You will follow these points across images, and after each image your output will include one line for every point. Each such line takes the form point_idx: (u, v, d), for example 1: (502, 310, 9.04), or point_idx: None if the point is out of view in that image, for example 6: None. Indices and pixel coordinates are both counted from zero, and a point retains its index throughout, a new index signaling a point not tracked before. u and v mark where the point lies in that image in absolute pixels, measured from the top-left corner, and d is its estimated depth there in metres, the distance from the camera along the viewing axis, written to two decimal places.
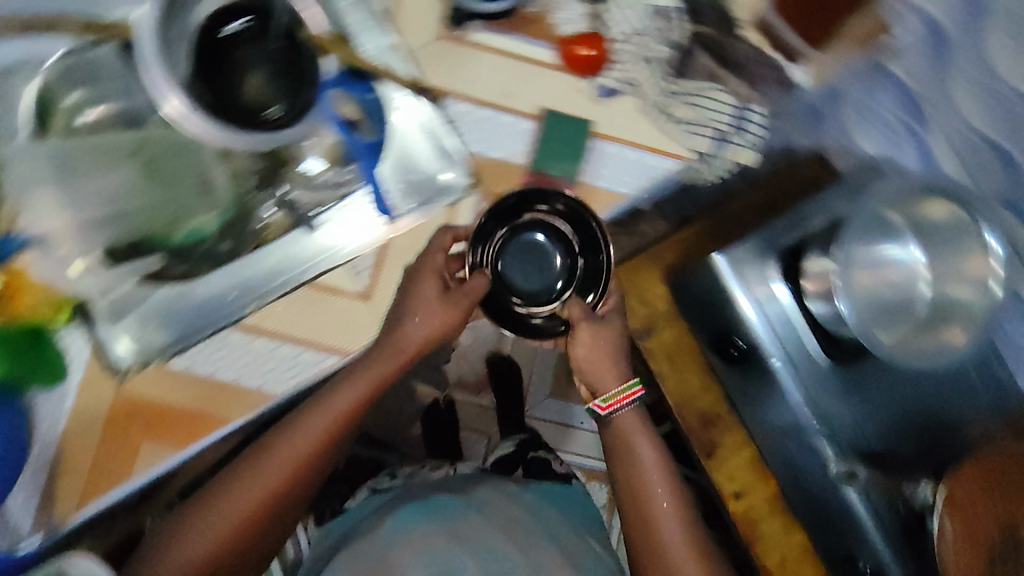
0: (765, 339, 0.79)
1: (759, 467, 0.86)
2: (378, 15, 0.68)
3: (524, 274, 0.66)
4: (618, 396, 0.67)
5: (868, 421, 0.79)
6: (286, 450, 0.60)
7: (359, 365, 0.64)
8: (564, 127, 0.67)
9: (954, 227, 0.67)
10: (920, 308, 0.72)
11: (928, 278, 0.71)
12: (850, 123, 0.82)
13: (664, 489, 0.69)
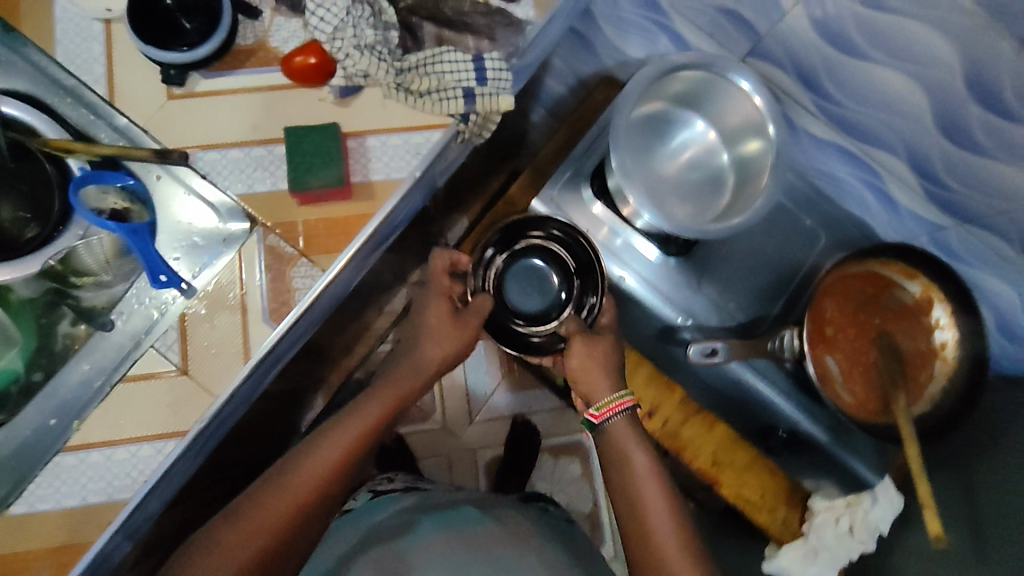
0: (609, 259, 0.81)
1: (659, 380, 0.85)
2: (98, 101, 0.66)
3: (526, 295, 0.79)
4: (610, 403, 0.72)
5: (727, 297, 0.81)
6: (321, 460, 0.65)
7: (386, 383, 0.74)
8: (311, 138, 0.65)
9: (711, 94, 0.73)
10: (726, 175, 0.77)
11: (721, 145, 0.77)
12: (613, 36, 0.86)
13: (655, 490, 0.68)
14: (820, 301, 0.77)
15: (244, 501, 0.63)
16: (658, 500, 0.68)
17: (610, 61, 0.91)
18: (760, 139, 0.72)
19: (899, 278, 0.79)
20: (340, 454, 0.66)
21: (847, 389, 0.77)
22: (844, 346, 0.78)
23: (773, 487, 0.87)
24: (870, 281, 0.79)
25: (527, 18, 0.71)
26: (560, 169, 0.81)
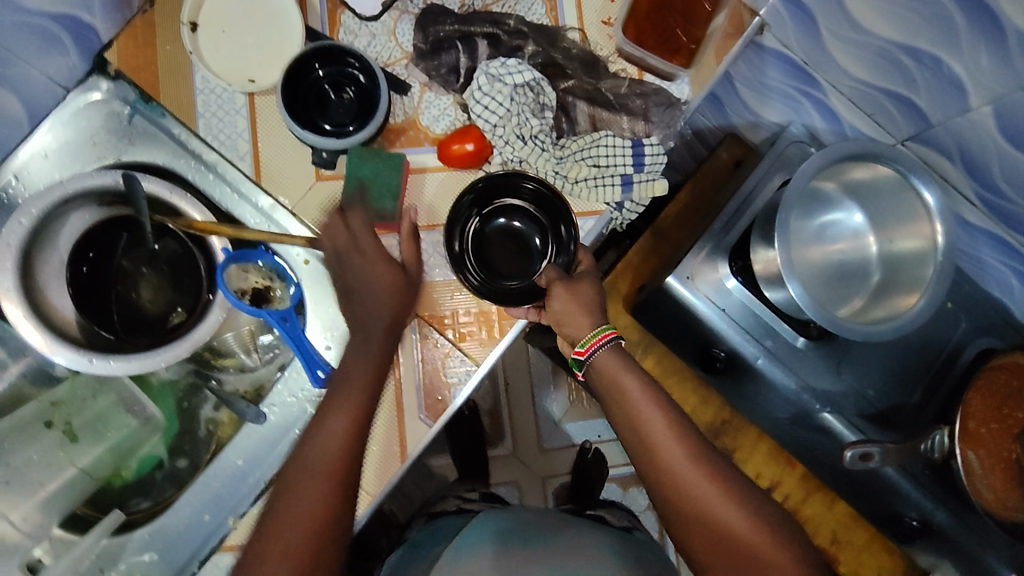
0: (742, 341, 0.78)
1: (780, 455, 0.85)
2: (243, 179, 0.63)
3: (507, 260, 0.63)
4: (592, 337, 0.58)
5: (866, 378, 0.79)
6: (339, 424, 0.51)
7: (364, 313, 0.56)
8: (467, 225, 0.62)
9: (873, 187, 0.71)
10: (874, 273, 0.74)
11: (875, 241, 0.74)
12: (749, 99, 0.84)
13: (666, 426, 0.55)
14: (968, 398, 0.75)
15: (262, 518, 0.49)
16: (672, 439, 0.54)
17: (738, 121, 0.88)
18: (909, 245, 0.69)
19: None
20: (345, 434, 0.51)
21: (984, 490, 0.74)
22: (994, 451, 0.73)
23: (891, 565, 0.85)
24: (1006, 369, 0.75)
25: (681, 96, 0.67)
26: (699, 244, 0.78)
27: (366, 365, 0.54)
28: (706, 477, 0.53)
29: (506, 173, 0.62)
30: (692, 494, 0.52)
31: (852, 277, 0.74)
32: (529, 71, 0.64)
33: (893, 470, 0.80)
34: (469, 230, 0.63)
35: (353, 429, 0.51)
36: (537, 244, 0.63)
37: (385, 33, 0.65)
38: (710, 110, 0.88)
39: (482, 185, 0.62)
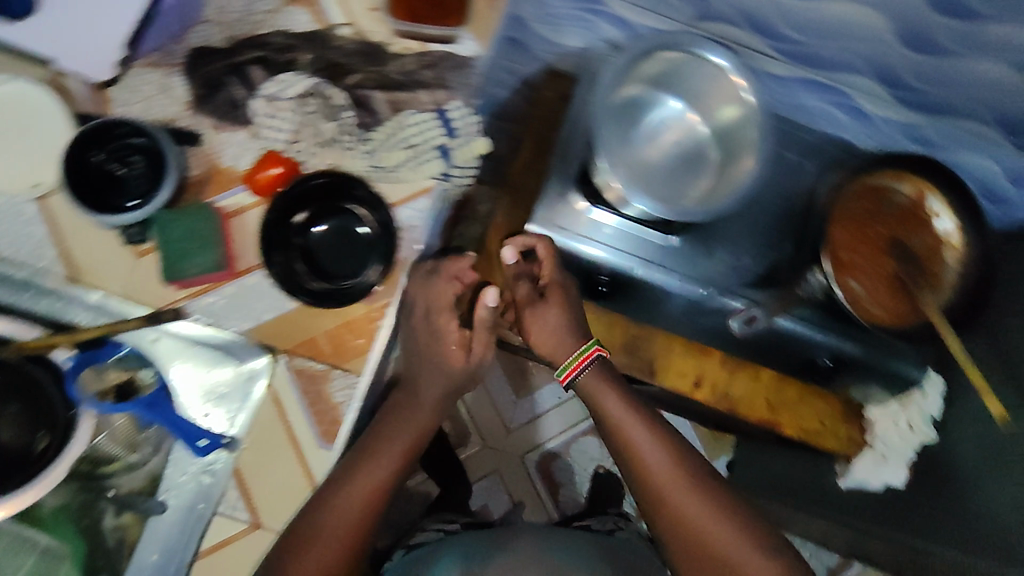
0: (620, 257, 0.80)
1: (697, 350, 0.88)
2: (60, 284, 0.60)
3: (343, 260, 0.63)
4: (575, 360, 0.69)
5: (741, 251, 0.83)
6: (348, 512, 0.57)
7: (386, 420, 0.64)
8: (294, 245, 0.62)
9: (669, 72, 0.74)
10: (709, 148, 0.77)
11: (698, 118, 0.76)
12: (545, 32, 0.83)
13: (651, 447, 0.66)
14: (832, 234, 0.80)
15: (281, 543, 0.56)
16: (664, 468, 0.65)
17: (548, 55, 0.86)
18: (724, 105, 0.73)
19: (875, 184, 0.82)
20: (369, 494, 0.59)
21: (866, 310, 0.77)
22: (867, 270, 0.79)
23: (830, 410, 0.90)
24: (869, 191, 0.82)
25: (472, 53, 0.68)
26: (547, 185, 0.79)
27: (394, 446, 0.62)
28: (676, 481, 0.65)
29: (295, 182, 0.61)
30: (679, 507, 0.64)
31: (693, 158, 0.77)
32: (306, 80, 0.64)
33: (794, 326, 0.81)
34: (296, 254, 0.62)
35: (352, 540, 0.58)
36: (362, 232, 0.63)
37: (157, 92, 0.63)
38: (514, 52, 0.88)
39: (282, 205, 0.61)
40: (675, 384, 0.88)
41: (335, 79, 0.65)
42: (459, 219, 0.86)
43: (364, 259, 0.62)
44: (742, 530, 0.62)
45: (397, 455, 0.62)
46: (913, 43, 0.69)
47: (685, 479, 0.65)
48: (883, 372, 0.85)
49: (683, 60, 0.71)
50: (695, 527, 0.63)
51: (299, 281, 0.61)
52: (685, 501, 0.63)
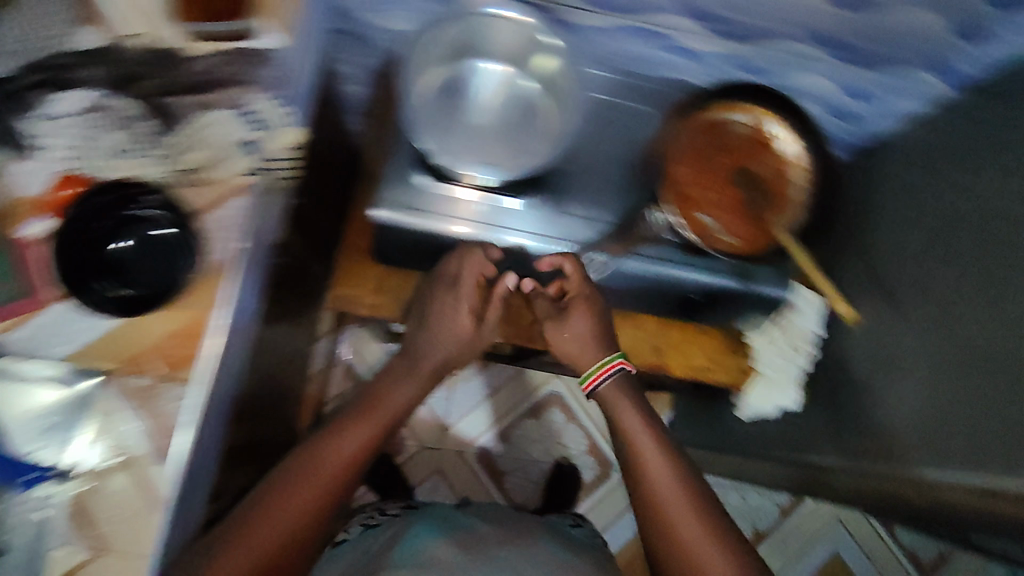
0: (469, 227, 0.79)
1: (573, 310, 0.91)
2: None
3: (154, 265, 0.61)
4: (602, 367, 0.82)
5: (595, 204, 0.83)
6: (332, 454, 0.72)
7: (389, 384, 0.82)
8: (97, 259, 0.60)
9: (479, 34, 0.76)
10: (529, 98, 0.80)
11: (513, 72, 0.80)
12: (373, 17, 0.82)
13: (660, 461, 0.77)
14: (676, 171, 0.81)
15: (259, 498, 0.67)
16: (673, 489, 0.74)
17: (388, 42, 0.87)
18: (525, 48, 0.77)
19: (711, 118, 0.83)
20: (348, 458, 0.72)
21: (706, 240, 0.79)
22: (709, 200, 0.80)
23: (714, 345, 0.92)
24: (704, 125, 0.82)
25: (275, 48, 0.66)
26: (387, 167, 0.78)
27: (377, 419, 0.77)
28: (689, 511, 0.73)
29: (77, 206, 0.59)
30: (672, 523, 0.72)
31: (517, 109, 0.80)
32: (86, 95, 0.62)
33: (660, 269, 0.81)
34: (102, 272, 0.60)
35: (322, 497, 0.69)
36: (167, 231, 0.61)
37: None
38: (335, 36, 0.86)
39: (70, 227, 0.59)
40: (558, 346, 0.91)
41: (127, 89, 0.64)
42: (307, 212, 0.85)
43: (175, 255, 0.61)
44: (721, 555, 0.69)
45: (375, 425, 0.77)
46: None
47: (694, 514, 0.73)
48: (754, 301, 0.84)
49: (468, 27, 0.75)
50: (686, 542, 0.71)
51: (106, 298, 0.59)
52: (672, 500, 0.74)
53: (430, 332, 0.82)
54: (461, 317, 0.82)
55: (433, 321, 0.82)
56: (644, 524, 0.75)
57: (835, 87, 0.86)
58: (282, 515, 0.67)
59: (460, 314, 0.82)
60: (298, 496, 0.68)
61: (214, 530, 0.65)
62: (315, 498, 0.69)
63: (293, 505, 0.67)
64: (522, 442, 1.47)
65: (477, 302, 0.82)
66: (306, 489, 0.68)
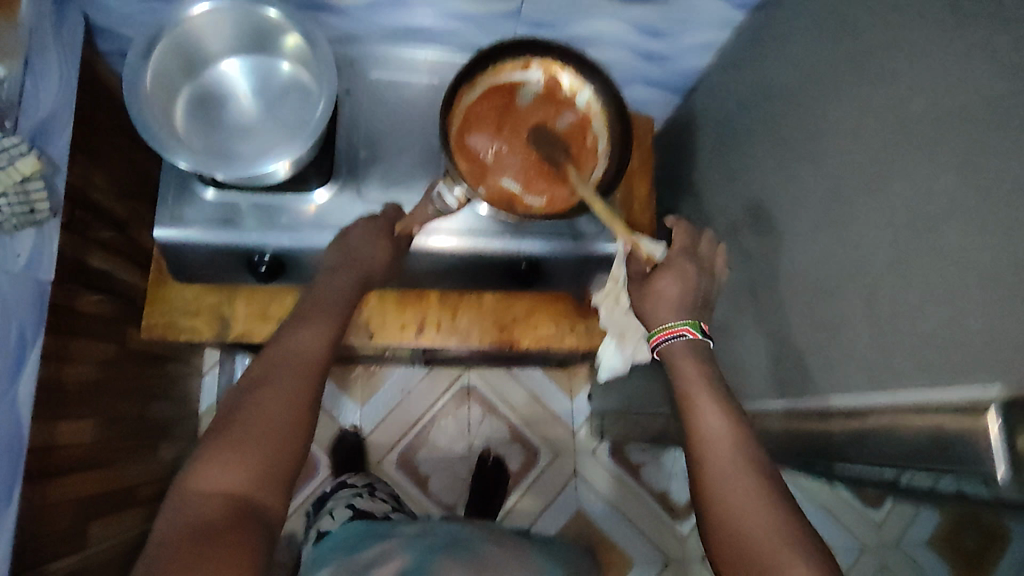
0: (265, 234, 0.76)
1: (411, 298, 0.88)
2: None
3: None
4: (665, 330, 0.63)
5: (398, 182, 0.81)
6: (304, 343, 0.63)
7: (317, 289, 0.68)
8: None
9: (210, 34, 0.69)
10: (285, 83, 0.74)
11: (260, 61, 0.73)
12: (118, 20, 0.77)
13: (743, 481, 0.51)
14: (471, 141, 0.77)
15: (262, 372, 0.60)
16: (721, 442, 0.53)
17: (135, 33, 0.80)
18: (230, 44, 0.71)
19: (497, 80, 0.79)
20: (320, 346, 0.63)
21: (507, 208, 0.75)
22: (506, 164, 0.78)
23: (561, 311, 0.90)
24: (497, 92, 0.79)
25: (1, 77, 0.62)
26: (163, 188, 0.75)
27: (334, 306, 0.67)
28: (751, 483, 0.50)
29: None
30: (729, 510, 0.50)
31: (276, 96, 0.73)
32: None
33: (475, 245, 0.80)
34: None
35: (312, 376, 0.61)
36: None
37: None
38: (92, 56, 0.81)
39: None
40: (398, 337, 0.87)
41: None
42: (86, 221, 0.83)
43: None
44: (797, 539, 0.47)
45: (344, 305, 0.68)
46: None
47: (754, 477, 0.51)
48: (576, 261, 0.84)
49: (162, 40, 0.66)
50: (733, 510, 0.50)
51: None
52: (727, 468, 0.52)
53: (356, 250, 0.72)
54: (381, 255, 0.73)
55: (344, 265, 0.71)
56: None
57: (626, 28, 0.83)
58: (274, 413, 0.57)
59: (379, 251, 0.74)
60: (274, 398, 0.58)
61: (181, 477, 0.53)
62: (301, 378, 0.60)
63: (286, 399, 0.58)
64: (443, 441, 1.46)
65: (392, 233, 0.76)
66: (292, 392, 0.59)
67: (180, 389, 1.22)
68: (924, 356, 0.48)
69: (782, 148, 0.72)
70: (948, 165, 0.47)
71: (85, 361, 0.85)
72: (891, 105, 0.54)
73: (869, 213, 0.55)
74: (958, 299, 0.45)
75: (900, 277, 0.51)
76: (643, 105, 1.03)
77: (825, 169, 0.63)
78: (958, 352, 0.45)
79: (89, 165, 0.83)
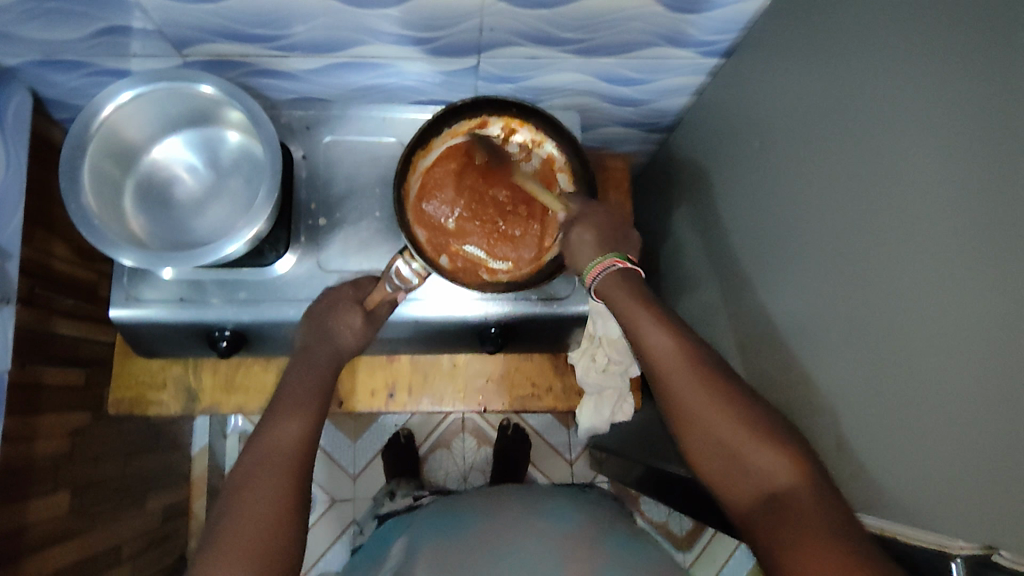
0: (227, 310, 0.74)
1: (380, 361, 0.87)
2: None
3: None
4: (592, 269, 0.64)
5: (359, 247, 0.78)
6: (280, 437, 0.59)
7: (288, 376, 0.64)
8: None
9: (151, 115, 0.67)
10: (233, 155, 0.72)
11: (205, 133, 0.71)
12: (66, 92, 0.75)
13: (696, 392, 0.56)
14: (430, 204, 0.75)
15: (240, 477, 0.56)
16: (665, 351, 0.59)
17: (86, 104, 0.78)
18: (161, 122, 0.68)
19: (453, 140, 0.76)
20: (299, 438, 0.59)
21: (469, 278, 0.72)
22: (468, 229, 0.75)
23: (537, 366, 0.89)
24: (457, 150, 0.76)
25: None
26: (116, 267, 0.73)
27: (306, 388, 0.63)
28: (712, 401, 0.56)
29: None
30: (688, 415, 0.57)
31: (226, 169, 0.72)
32: None
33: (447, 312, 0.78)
34: None
35: (293, 470, 0.57)
36: None
37: None
38: (43, 126, 0.79)
39: None
40: (368, 404, 0.86)
41: None
42: (48, 294, 0.82)
43: None
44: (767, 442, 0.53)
45: (316, 387, 0.64)
46: (382, 4, 0.61)
47: (703, 386, 0.56)
48: (548, 324, 0.81)
49: (91, 131, 0.63)
50: (697, 421, 0.56)
51: None
52: (677, 379, 0.57)
53: (326, 327, 0.67)
54: (353, 321, 0.68)
55: (310, 348, 0.66)
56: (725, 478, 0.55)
57: (593, 78, 0.79)
58: (261, 515, 0.54)
59: (353, 318, 0.68)
60: (259, 509, 0.54)
61: None
62: (282, 475, 0.56)
63: (271, 500, 0.55)
64: (437, 475, 1.43)
65: (363, 296, 0.70)
66: (278, 494, 0.55)
67: (169, 433, 1.21)
68: (916, 482, 0.46)
69: (760, 211, 0.69)
70: (928, 284, 0.44)
71: (53, 434, 0.84)
72: (871, 197, 0.50)
73: (852, 311, 0.53)
74: (944, 432, 0.43)
75: (883, 392, 0.49)
76: (621, 143, 0.99)
77: (808, 251, 0.60)
78: (952, 487, 0.43)
79: (49, 237, 0.81)
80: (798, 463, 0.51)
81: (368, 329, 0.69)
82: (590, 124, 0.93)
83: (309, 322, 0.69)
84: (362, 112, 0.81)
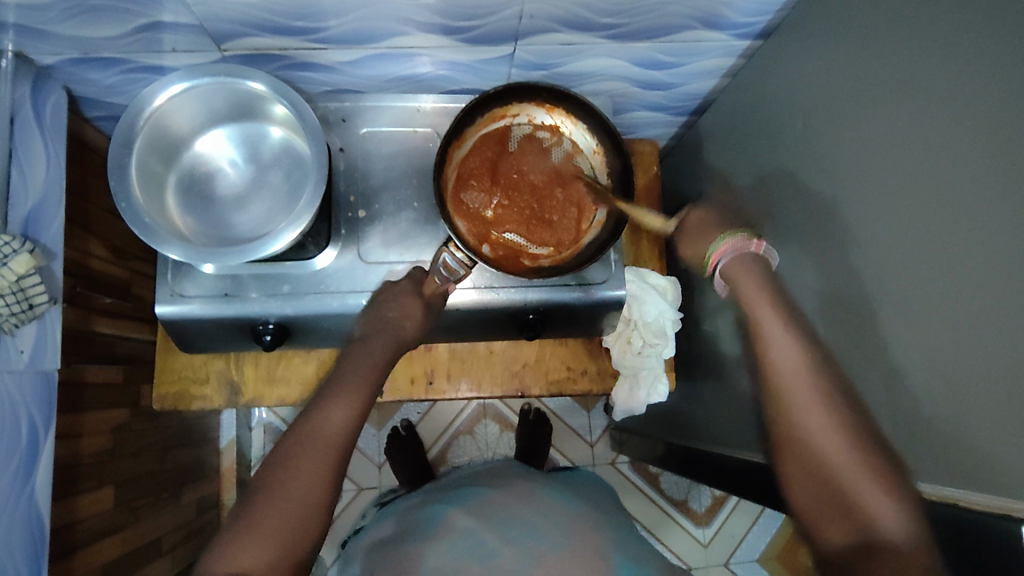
0: (272, 304, 0.75)
1: (418, 351, 0.88)
2: None
3: None
4: (719, 247, 0.63)
5: (399, 238, 0.78)
6: (325, 423, 0.59)
7: (344, 363, 0.65)
8: None
9: (194, 110, 0.67)
10: (274, 149, 0.72)
11: (247, 126, 0.71)
12: (100, 89, 0.75)
13: (822, 417, 0.55)
14: (468, 193, 0.75)
15: (280, 455, 0.58)
16: (794, 364, 0.58)
17: (118, 100, 0.78)
18: (206, 116, 0.69)
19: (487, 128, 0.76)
20: (344, 426, 0.60)
21: (513, 266, 0.72)
22: (508, 218, 0.75)
23: (571, 351, 0.90)
24: (492, 139, 0.76)
25: None
26: (160, 264, 0.74)
27: (359, 376, 0.63)
28: (839, 430, 0.55)
29: None
30: (803, 433, 0.56)
31: (267, 163, 0.72)
32: None
33: (493, 303, 0.78)
34: None
35: (334, 456, 0.58)
36: None
37: None
38: (76, 125, 0.79)
39: None
40: (407, 392, 0.87)
41: None
42: (88, 292, 0.82)
43: None
44: (885, 488, 0.51)
45: (368, 376, 0.64)
46: None
47: (828, 411, 0.55)
48: (585, 310, 0.82)
49: (138, 127, 0.63)
50: (812, 441, 0.55)
51: None
52: (805, 402, 0.56)
53: (384, 316, 0.68)
54: (415, 312, 0.69)
55: (373, 336, 0.67)
56: (819, 511, 0.54)
57: (625, 62, 0.79)
58: (293, 496, 0.55)
59: (414, 309, 0.69)
60: (292, 491, 0.55)
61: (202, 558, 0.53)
62: (320, 460, 0.57)
63: (306, 483, 0.56)
64: (461, 460, 1.45)
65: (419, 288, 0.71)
66: (314, 475, 0.56)
67: (200, 425, 1.22)
68: (979, 448, 0.46)
69: (800, 192, 0.70)
70: (985, 247, 0.45)
71: (97, 431, 0.85)
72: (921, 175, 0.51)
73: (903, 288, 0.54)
74: (1004, 394, 0.43)
75: (939, 361, 0.49)
76: (646, 127, 0.99)
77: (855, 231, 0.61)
78: (1013, 449, 0.43)
79: (86, 236, 0.81)
80: (912, 519, 0.50)
81: (427, 319, 0.70)
82: (619, 109, 0.93)
83: (368, 314, 0.69)
84: (396, 102, 0.81)
